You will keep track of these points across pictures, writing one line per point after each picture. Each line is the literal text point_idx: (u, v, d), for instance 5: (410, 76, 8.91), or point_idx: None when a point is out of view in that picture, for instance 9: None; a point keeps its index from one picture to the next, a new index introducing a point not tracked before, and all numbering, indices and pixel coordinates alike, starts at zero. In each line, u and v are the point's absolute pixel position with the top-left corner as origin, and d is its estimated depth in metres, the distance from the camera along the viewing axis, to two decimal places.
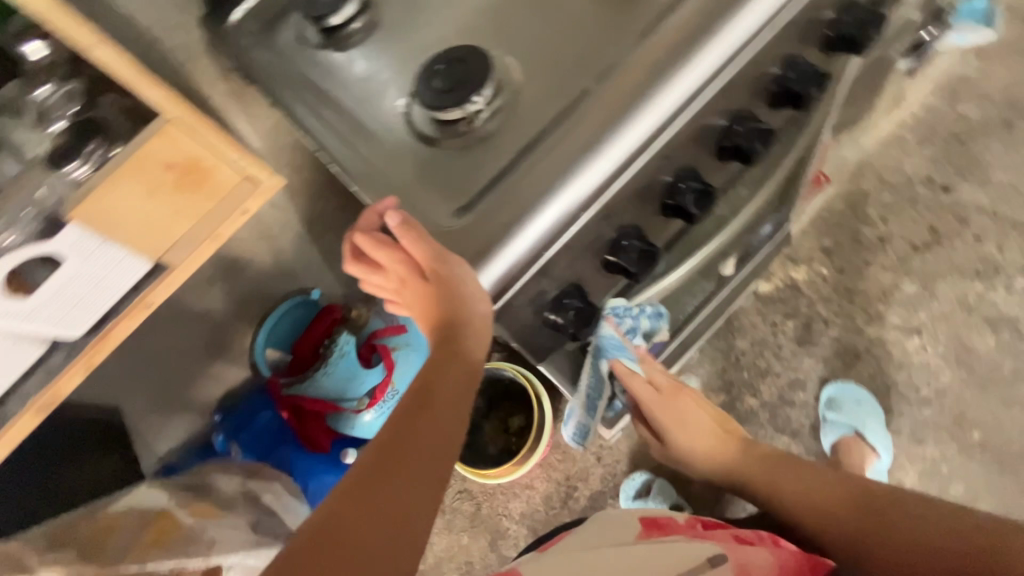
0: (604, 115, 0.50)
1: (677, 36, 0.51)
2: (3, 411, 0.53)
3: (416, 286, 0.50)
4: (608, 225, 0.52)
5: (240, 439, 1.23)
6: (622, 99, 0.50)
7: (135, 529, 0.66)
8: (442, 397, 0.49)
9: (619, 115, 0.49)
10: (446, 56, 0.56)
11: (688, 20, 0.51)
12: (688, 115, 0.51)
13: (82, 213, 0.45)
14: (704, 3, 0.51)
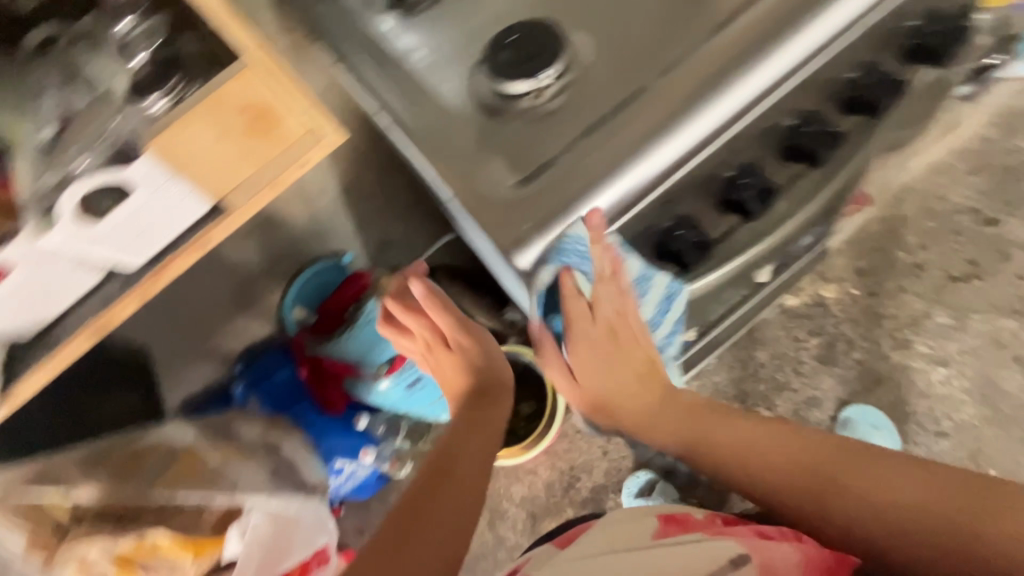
0: (674, 101, 0.50)
1: (756, 28, 0.50)
2: (58, 331, 0.55)
3: (440, 352, 0.66)
4: (663, 213, 0.52)
5: (259, 392, 1.25)
6: (695, 87, 0.50)
7: (162, 464, 0.68)
8: (473, 427, 0.59)
9: (689, 103, 0.49)
10: (518, 29, 0.56)
11: (769, 13, 0.50)
12: (760, 110, 0.50)
13: (158, 146, 0.46)
14: None
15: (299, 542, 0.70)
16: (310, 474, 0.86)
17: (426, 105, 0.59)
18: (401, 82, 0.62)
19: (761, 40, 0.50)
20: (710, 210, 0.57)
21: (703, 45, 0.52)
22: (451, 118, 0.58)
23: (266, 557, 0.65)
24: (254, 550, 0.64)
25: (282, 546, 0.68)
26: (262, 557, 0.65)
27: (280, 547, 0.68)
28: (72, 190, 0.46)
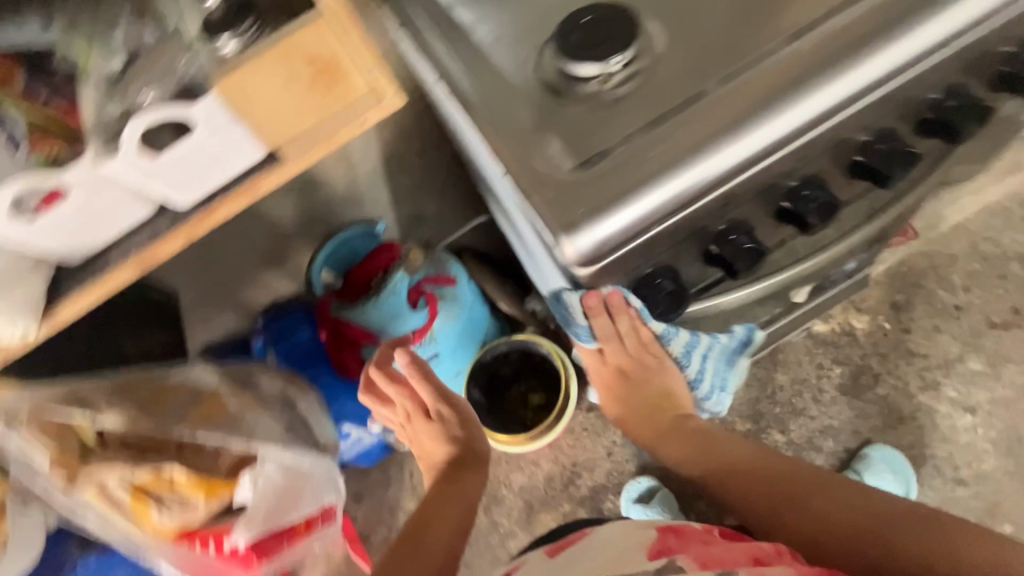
0: (747, 100, 0.48)
1: (843, 35, 0.48)
2: (105, 258, 0.56)
3: (420, 419, 0.74)
4: (719, 215, 0.51)
5: (278, 348, 1.27)
6: (770, 89, 0.48)
7: (186, 403, 0.68)
8: (452, 492, 0.69)
9: (761, 106, 0.48)
10: (592, 11, 0.55)
11: (858, 22, 0.48)
12: (835, 121, 0.49)
13: (224, 87, 0.46)
14: (880, 8, 0.48)
15: (308, 500, 0.71)
16: (321, 432, 0.88)
17: (488, 79, 0.58)
18: (466, 53, 0.61)
19: (846, 49, 0.48)
20: (763, 220, 0.55)
21: (783, 47, 0.50)
22: (512, 94, 0.57)
23: (275, 507, 0.67)
24: (262, 499, 0.66)
25: (291, 500, 0.69)
26: (269, 506, 0.67)
27: (289, 500, 0.69)
28: (136, 123, 0.47)
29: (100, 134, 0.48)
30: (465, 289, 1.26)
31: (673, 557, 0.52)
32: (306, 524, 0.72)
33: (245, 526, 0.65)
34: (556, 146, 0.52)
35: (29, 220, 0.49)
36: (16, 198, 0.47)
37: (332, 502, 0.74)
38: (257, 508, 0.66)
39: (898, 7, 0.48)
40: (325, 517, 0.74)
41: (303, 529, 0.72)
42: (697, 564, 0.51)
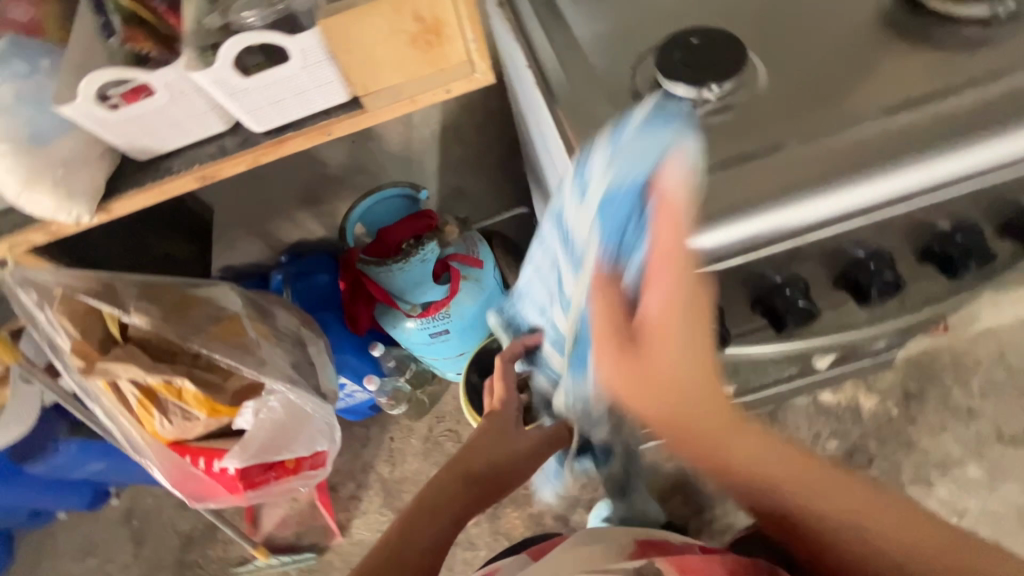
0: (838, 158, 0.47)
1: (953, 118, 0.47)
2: (169, 163, 0.56)
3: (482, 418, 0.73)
4: (779, 266, 0.50)
5: (296, 287, 1.28)
6: (867, 153, 0.47)
7: (207, 319, 0.69)
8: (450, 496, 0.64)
9: (851, 168, 0.46)
10: (700, 35, 0.54)
11: (969, 109, 0.47)
12: (924, 201, 0.47)
13: (329, 25, 0.46)
14: (994, 100, 0.47)
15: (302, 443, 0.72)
16: (324, 380, 0.88)
17: (580, 77, 0.58)
18: (563, 46, 0.60)
19: (951, 132, 0.46)
20: (819, 283, 0.54)
21: (885, 115, 0.49)
22: (601, 98, 0.56)
23: (273, 443, 0.69)
24: (260, 430, 0.67)
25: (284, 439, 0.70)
26: (264, 440, 0.68)
27: (286, 439, 0.70)
28: (234, 39, 0.47)
29: (197, 41, 0.49)
30: (489, 274, 1.25)
31: (651, 560, 0.51)
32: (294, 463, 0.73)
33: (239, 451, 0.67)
34: None
35: (111, 109, 0.50)
36: (104, 82, 0.48)
37: (323, 453, 0.74)
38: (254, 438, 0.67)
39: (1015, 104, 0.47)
40: (314, 463, 0.75)
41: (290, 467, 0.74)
42: (674, 569, 0.49)
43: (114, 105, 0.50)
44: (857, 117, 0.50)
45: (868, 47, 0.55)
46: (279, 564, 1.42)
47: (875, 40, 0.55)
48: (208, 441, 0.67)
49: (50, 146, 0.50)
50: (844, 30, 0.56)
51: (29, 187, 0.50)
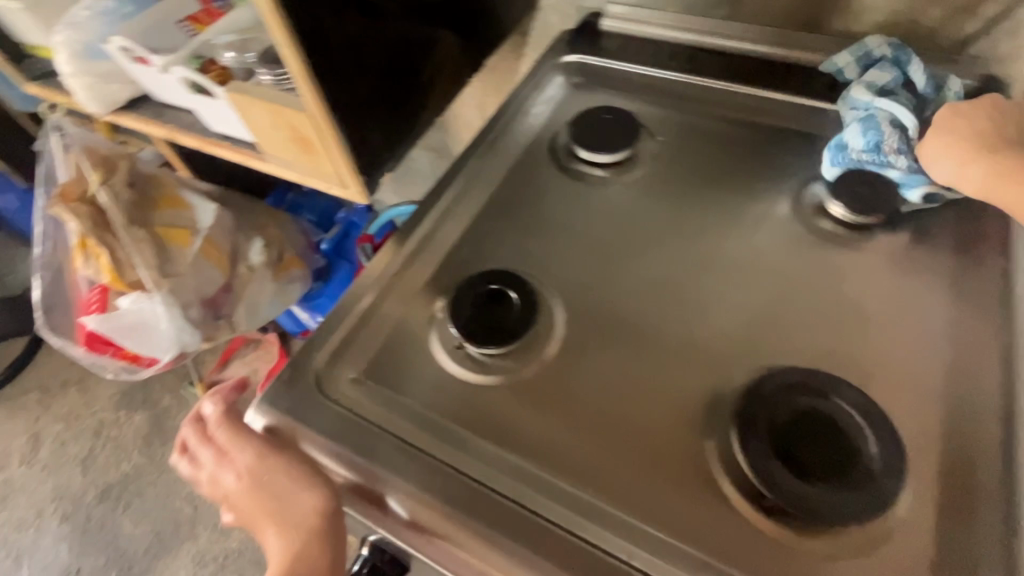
0: (456, 490, 0.43)
1: (573, 550, 0.40)
2: (171, 114, 0.73)
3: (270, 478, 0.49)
4: (366, 524, 0.48)
5: (341, 231, 1.40)
6: (488, 499, 0.42)
7: (171, 218, 0.91)
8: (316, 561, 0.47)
9: (472, 497, 0.43)
10: (528, 302, 0.51)
11: (607, 541, 0.40)
12: None
13: (232, 95, 0.57)
14: (638, 546, 0.40)
15: (275, 467, 0.47)
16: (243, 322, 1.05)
17: (436, 250, 0.59)
18: (475, 210, 0.62)
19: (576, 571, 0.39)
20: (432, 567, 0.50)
21: (555, 502, 0.42)
22: (431, 274, 0.57)
23: (251, 495, 0.47)
24: (274, 564, 0.46)
25: (284, 499, 0.46)
26: (271, 472, 0.47)
27: (282, 506, 0.46)
28: (195, 71, 0.61)
29: (190, 51, 0.62)
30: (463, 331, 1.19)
31: None
32: (183, 453, 0.53)
33: (270, 523, 0.46)
34: (382, 336, 0.53)
35: (127, 58, 0.66)
36: (125, 44, 0.64)
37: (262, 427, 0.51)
38: (300, 568, 0.45)
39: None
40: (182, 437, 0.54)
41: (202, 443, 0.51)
42: None
43: (130, 58, 0.66)
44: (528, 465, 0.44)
45: (657, 433, 0.45)
46: None
47: (684, 429, 0.45)
48: (106, 298, 0.88)
49: (96, 62, 0.69)
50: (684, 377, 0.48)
51: (68, 77, 0.69)
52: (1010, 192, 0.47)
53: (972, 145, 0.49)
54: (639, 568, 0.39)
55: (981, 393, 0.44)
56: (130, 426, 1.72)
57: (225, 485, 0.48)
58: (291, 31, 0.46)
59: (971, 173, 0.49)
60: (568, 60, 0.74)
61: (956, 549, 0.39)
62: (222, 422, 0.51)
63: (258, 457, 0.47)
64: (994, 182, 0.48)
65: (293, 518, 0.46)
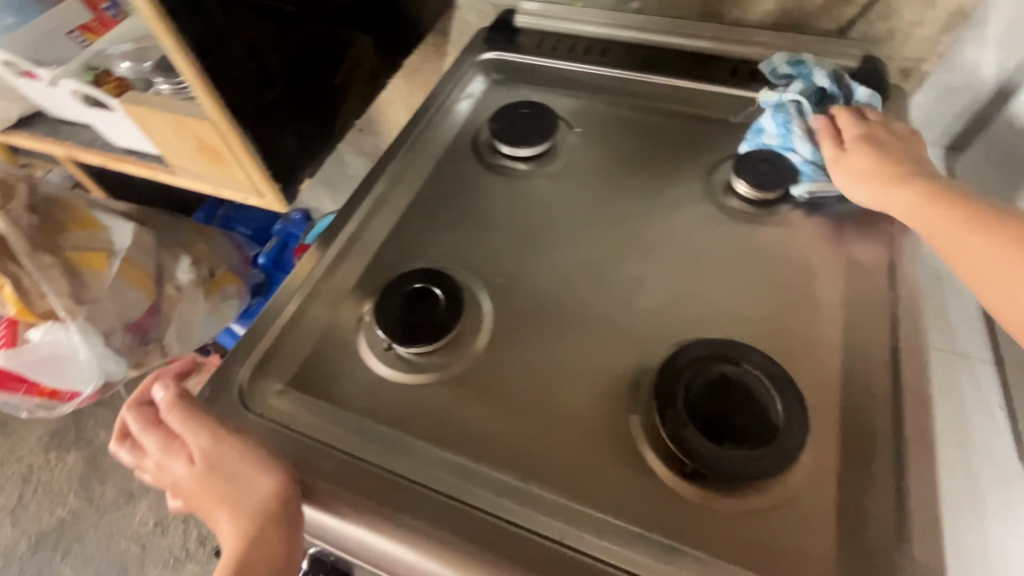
0: (388, 491, 0.43)
1: (505, 536, 0.41)
2: (68, 131, 0.69)
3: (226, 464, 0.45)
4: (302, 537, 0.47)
5: (276, 243, 1.35)
6: (420, 497, 0.43)
7: (83, 241, 0.86)
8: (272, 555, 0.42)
9: (405, 495, 0.43)
10: (454, 298, 0.51)
11: (537, 524, 0.41)
12: None
13: (129, 106, 0.55)
14: (568, 525, 0.41)
15: (233, 451, 0.43)
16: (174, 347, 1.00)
17: (361, 254, 0.58)
18: (399, 211, 0.61)
19: (507, 555, 0.40)
20: None
21: (489, 491, 0.43)
22: (356, 279, 0.56)
23: (205, 479, 0.42)
24: (224, 555, 0.41)
25: (242, 484, 0.42)
26: (228, 456, 0.43)
27: (238, 492, 0.42)
28: (88, 84, 0.58)
29: (81, 63, 0.59)
30: None
31: None
32: (127, 441, 0.48)
33: (221, 512, 0.42)
34: (309, 344, 0.52)
35: (14, 74, 0.62)
36: (9, 58, 0.60)
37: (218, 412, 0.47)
38: (250, 560, 0.41)
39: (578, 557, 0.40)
40: (126, 424, 0.48)
41: (151, 431, 0.46)
42: None
43: (16, 72, 0.62)
44: (459, 460, 0.45)
45: (585, 415, 0.46)
46: None
47: (609, 409, 0.47)
48: (15, 330, 0.83)
49: None
50: (609, 358, 0.49)
51: None
52: (933, 219, 0.47)
53: (892, 176, 0.51)
54: (571, 546, 0.40)
55: (872, 347, 0.48)
56: (63, 468, 1.61)
57: (174, 470, 0.44)
58: (178, 37, 0.44)
59: (895, 202, 0.50)
60: (485, 58, 0.74)
61: (857, 493, 0.42)
62: (174, 407, 0.46)
63: (213, 444, 0.43)
64: (908, 203, 0.49)
65: (250, 505, 0.41)
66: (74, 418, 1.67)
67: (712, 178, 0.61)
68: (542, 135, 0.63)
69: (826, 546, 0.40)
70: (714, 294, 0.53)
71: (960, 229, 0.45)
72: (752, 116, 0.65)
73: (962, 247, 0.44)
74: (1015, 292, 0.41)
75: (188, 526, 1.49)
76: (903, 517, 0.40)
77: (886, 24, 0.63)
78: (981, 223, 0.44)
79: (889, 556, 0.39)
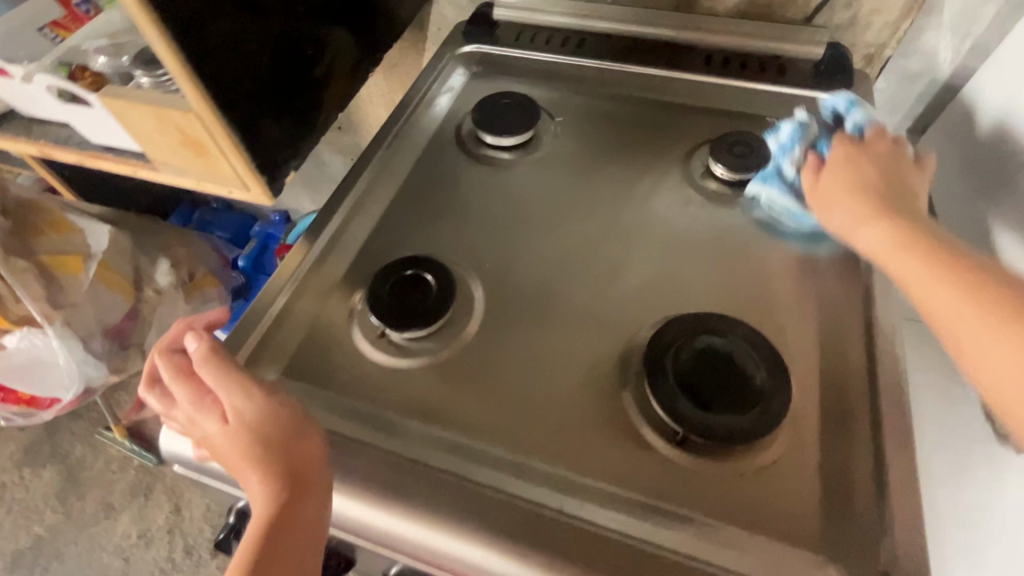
0: (386, 473, 0.44)
1: (503, 508, 0.42)
2: (42, 130, 0.67)
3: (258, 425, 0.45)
4: None
5: (256, 245, 1.33)
6: (418, 476, 0.43)
7: (58, 245, 0.84)
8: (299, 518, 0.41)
9: (406, 475, 0.44)
10: (447, 283, 0.52)
11: (535, 496, 0.43)
12: (417, 560, 0.42)
13: (108, 100, 0.54)
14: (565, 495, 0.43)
15: (271, 411, 0.43)
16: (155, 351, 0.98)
17: (349, 245, 0.59)
18: (386, 202, 0.62)
19: (505, 526, 0.41)
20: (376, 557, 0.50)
21: (486, 467, 0.44)
22: (345, 270, 0.57)
23: (242, 433, 0.42)
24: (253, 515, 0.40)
25: (280, 443, 0.42)
26: (266, 416, 0.43)
27: (275, 451, 0.42)
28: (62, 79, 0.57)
29: (55, 59, 0.58)
30: None
31: None
32: (158, 388, 0.47)
33: (253, 472, 0.41)
34: (301, 335, 0.52)
35: None
36: None
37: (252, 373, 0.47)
38: (280, 520, 0.40)
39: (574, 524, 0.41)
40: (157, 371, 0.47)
41: (183, 381, 0.46)
42: None
43: None
44: (456, 438, 0.46)
45: (577, 390, 0.48)
46: (127, 449, 1.56)
47: (600, 384, 0.48)
48: None
49: None
50: (599, 336, 0.51)
51: None
52: (903, 264, 0.42)
53: (872, 209, 0.47)
54: (569, 513, 0.42)
55: (845, 316, 0.51)
56: (38, 482, 1.56)
57: (207, 425, 0.43)
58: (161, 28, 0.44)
59: (866, 236, 0.46)
60: (466, 51, 0.76)
61: (835, 451, 0.44)
62: (208, 360, 0.45)
63: (251, 403, 0.43)
64: (879, 244, 0.45)
65: (287, 463, 0.41)
66: (49, 432, 1.62)
67: (692, 162, 0.63)
68: (524, 123, 0.65)
69: (809, 503, 0.42)
70: (696, 272, 0.55)
71: (938, 285, 0.39)
72: (726, 103, 0.68)
73: (939, 305, 0.39)
74: (1000, 369, 0.35)
75: (173, 536, 1.46)
76: (878, 471, 0.43)
77: (848, 12, 0.66)
78: (960, 285, 0.38)
79: (866, 509, 0.42)
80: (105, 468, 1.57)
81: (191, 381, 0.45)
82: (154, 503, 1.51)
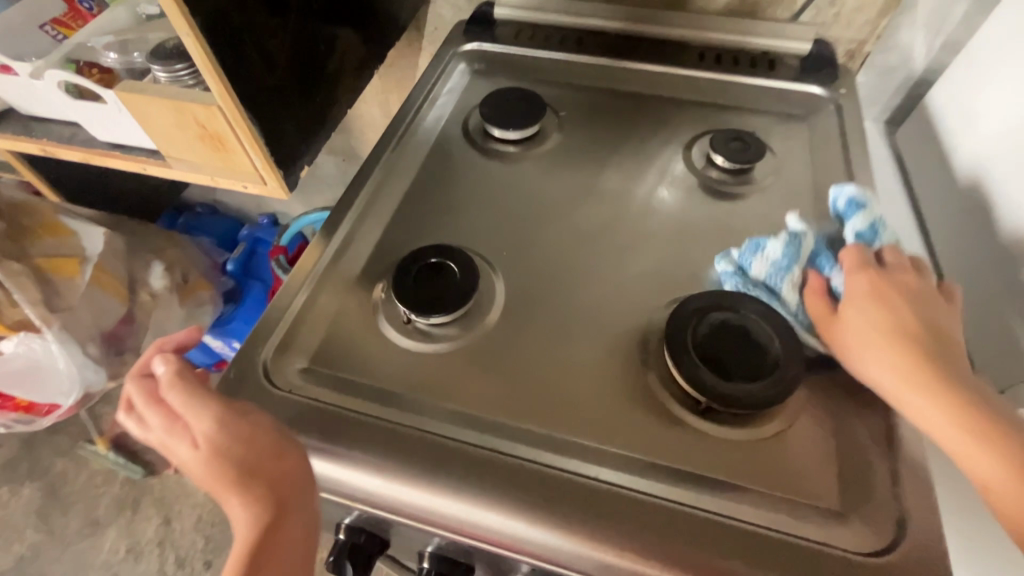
0: (423, 451, 0.45)
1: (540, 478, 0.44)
2: (43, 128, 0.66)
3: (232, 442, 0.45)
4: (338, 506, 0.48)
5: (247, 248, 1.32)
6: (455, 452, 0.45)
7: (52, 248, 0.82)
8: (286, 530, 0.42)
9: (443, 453, 0.45)
10: (470, 270, 0.53)
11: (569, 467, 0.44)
12: (457, 533, 0.43)
13: (123, 95, 0.54)
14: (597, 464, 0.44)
15: (239, 433, 0.42)
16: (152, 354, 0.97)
17: (367, 237, 0.60)
18: (400, 195, 0.63)
19: (544, 495, 0.42)
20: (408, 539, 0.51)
21: (521, 443, 0.46)
22: (364, 261, 0.58)
23: (211, 461, 0.42)
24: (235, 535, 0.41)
25: (252, 464, 0.41)
26: (234, 440, 0.42)
27: (248, 474, 0.41)
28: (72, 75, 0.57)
29: (63, 55, 0.59)
30: None
31: None
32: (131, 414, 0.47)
33: (232, 495, 0.41)
34: (325, 325, 0.53)
35: None
36: None
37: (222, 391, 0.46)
38: (262, 539, 0.41)
39: (610, 490, 0.43)
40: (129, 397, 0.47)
41: (154, 406, 0.45)
42: None
43: None
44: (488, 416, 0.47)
45: (600, 369, 0.50)
46: (112, 461, 1.51)
47: (622, 360, 0.50)
48: None
49: None
50: (617, 317, 0.53)
51: None
52: (909, 388, 0.42)
53: (880, 320, 0.46)
54: (604, 480, 0.43)
55: None
56: (17, 501, 1.50)
57: (179, 451, 0.43)
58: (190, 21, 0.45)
59: (872, 349, 0.45)
60: (468, 49, 0.77)
61: (845, 414, 0.48)
62: (176, 385, 0.45)
63: (219, 427, 0.42)
64: (887, 358, 0.44)
65: (262, 484, 0.41)
66: (28, 448, 1.57)
67: (692, 153, 0.66)
68: (531, 116, 0.67)
69: (825, 462, 0.45)
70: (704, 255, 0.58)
71: (937, 406, 0.41)
72: (722, 96, 0.71)
73: (933, 425, 0.41)
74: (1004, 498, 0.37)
75: (163, 549, 1.42)
76: (885, 429, 0.46)
77: (832, 10, 0.71)
78: (966, 419, 0.40)
79: (875, 464, 0.45)
80: (89, 482, 1.52)
81: (159, 407, 0.45)
82: (143, 516, 1.47)
